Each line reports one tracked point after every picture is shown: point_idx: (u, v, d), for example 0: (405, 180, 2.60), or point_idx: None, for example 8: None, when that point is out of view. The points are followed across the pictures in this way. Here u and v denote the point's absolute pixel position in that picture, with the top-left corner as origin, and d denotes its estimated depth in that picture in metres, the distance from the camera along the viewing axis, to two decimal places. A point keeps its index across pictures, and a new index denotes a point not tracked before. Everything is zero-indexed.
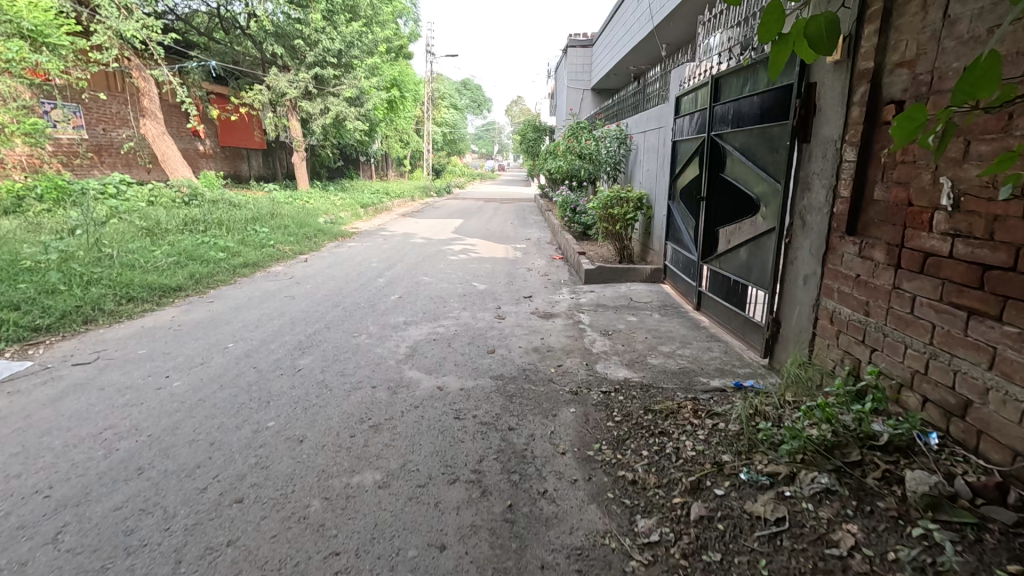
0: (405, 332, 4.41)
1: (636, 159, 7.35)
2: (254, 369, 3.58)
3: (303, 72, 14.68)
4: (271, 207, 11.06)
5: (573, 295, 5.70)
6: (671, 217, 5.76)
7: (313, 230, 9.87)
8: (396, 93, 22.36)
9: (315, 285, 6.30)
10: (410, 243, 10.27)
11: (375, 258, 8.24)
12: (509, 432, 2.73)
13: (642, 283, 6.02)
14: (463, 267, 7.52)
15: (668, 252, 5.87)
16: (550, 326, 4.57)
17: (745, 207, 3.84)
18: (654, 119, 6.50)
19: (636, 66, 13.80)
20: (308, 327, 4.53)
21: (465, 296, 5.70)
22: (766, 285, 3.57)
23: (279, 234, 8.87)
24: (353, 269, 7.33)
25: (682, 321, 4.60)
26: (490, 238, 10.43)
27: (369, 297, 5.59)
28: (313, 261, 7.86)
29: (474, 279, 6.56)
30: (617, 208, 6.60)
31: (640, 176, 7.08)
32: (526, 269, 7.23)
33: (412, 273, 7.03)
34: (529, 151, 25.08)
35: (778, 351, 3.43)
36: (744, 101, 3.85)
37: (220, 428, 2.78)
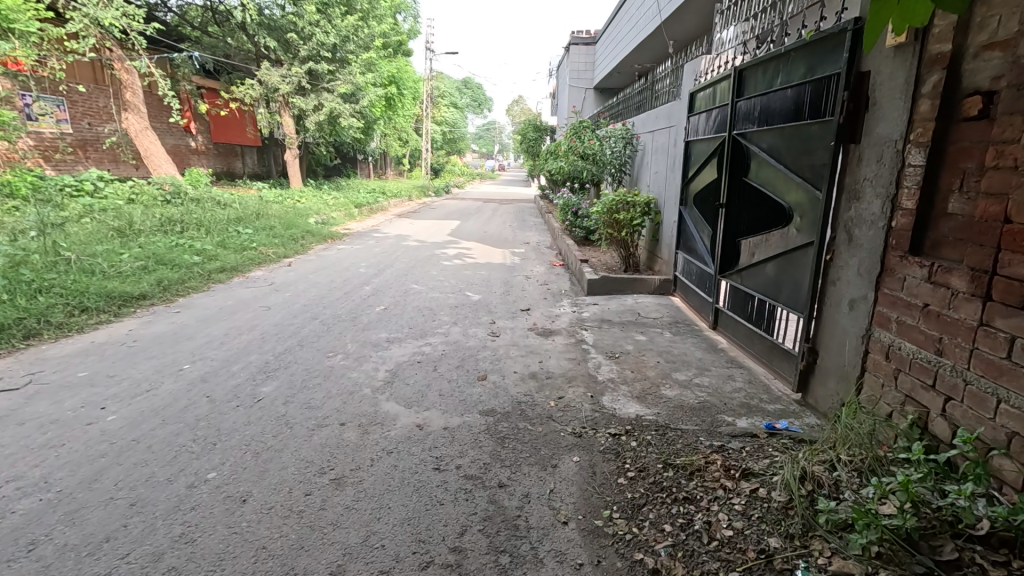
0: (387, 352, 3.93)
1: (643, 161, 6.86)
2: (207, 399, 3.10)
3: (296, 66, 14.18)
4: (258, 207, 10.57)
5: (574, 309, 5.21)
6: (682, 224, 5.28)
7: (301, 231, 9.38)
8: (394, 90, 21.86)
9: (295, 293, 5.81)
10: (403, 246, 9.78)
11: (364, 263, 7.75)
12: (498, 491, 2.25)
13: (649, 296, 5.53)
14: (456, 273, 7.04)
15: (678, 262, 5.40)
16: (549, 346, 4.08)
17: (774, 216, 3.37)
18: (664, 117, 6.02)
19: (641, 64, 13.32)
20: (278, 344, 4.05)
21: (457, 308, 5.21)
22: (799, 308, 3.10)
23: (263, 235, 8.37)
24: (338, 275, 6.84)
25: (697, 342, 4.11)
26: (487, 242, 9.95)
27: (351, 308, 5.11)
28: (297, 265, 7.36)
29: (467, 288, 6.08)
30: (623, 212, 6.12)
31: (647, 178, 6.60)
32: (523, 278, 6.73)
33: (403, 280, 6.54)
34: (530, 151, 24.61)
35: (814, 386, 2.95)
36: (773, 95, 3.37)
37: (147, 481, 2.29)
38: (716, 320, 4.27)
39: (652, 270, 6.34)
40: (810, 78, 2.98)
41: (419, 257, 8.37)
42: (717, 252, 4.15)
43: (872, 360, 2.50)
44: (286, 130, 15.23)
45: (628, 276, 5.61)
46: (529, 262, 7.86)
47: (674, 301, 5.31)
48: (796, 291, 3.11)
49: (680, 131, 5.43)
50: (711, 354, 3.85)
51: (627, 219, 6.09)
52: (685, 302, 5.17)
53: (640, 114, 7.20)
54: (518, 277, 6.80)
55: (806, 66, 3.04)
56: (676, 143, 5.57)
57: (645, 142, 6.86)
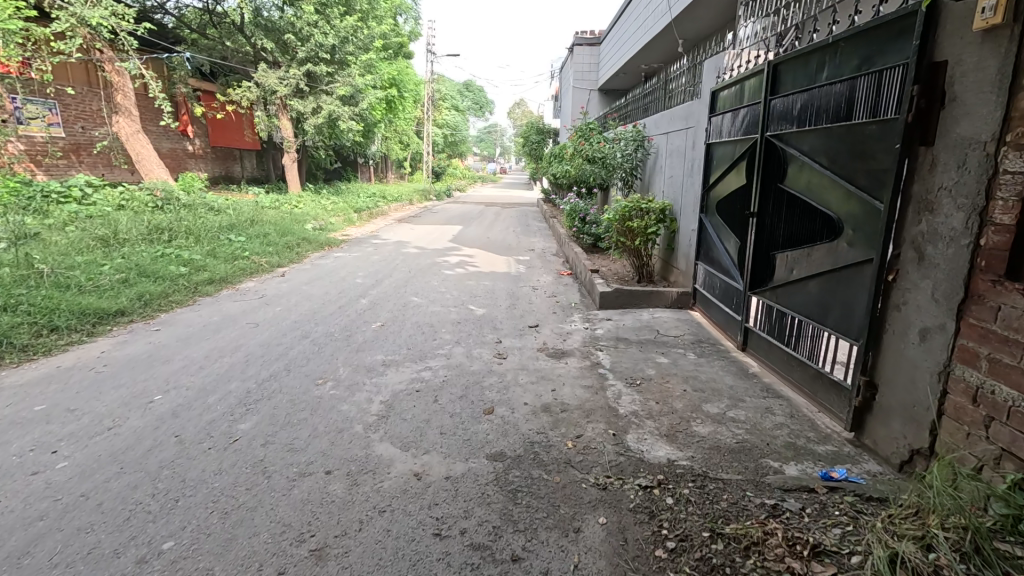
0: (383, 378, 3.55)
1: (656, 165, 6.47)
2: (176, 438, 2.72)
3: (294, 68, 13.83)
4: (254, 213, 10.20)
5: (586, 325, 4.82)
6: (703, 233, 4.90)
7: (296, 238, 9.01)
8: (395, 92, 21.51)
9: (287, 307, 5.43)
10: (403, 253, 9.41)
11: (361, 273, 7.37)
12: (511, 568, 1.86)
13: (666, 310, 5.14)
14: (458, 284, 6.65)
15: (698, 273, 5.01)
16: (562, 371, 3.69)
17: (819, 228, 2.98)
18: (681, 118, 5.62)
19: (648, 64, 12.93)
20: (263, 368, 3.67)
21: (459, 325, 4.83)
22: (851, 334, 2.71)
23: (257, 243, 8.00)
24: (334, 286, 6.46)
25: (725, 366, 3.71)
26: (490, 248, 9.57)
27: (346, 325, 4.73)
28: (290, 275, 6.99)
29: (471, 301, 5.69)
30: (636, 220, 5.73)
31: (662, 183, 6.21)
32: (530, 289, 6.35)
33: (401, 292, 6.16)
34: (532, 154, 24.26)
35: (872, 425, 2.56)
36: (817, 92, 2.99)
37: (89, 554, 1.90)
38: (745, 340, 3.88)
39: (667, 280, 5.95)
40: (866, 71, 2.59)
41: (420, 266, 7.98)
42: (747, 266, 3.76)
43: (953, 403, 2.11)
44: (284, 133, 14.87)
45: (644, 289, 5.23)
46: (535, 271, 7.47)
47: (694, 316, 4.92)
48: (849, 315, 2.72)
49: (699, 133, 5.04)
50: (743, 382, 3.45)
51: (640, 226, 5.69)
52: (705, 318, 4.79)
53: (653, 115, 6.81)
54: (524, 288, 6.41)
55: (861, 57, 2.65)
56: (695, 146, 5.18)
57: (659, 144, 6.46)
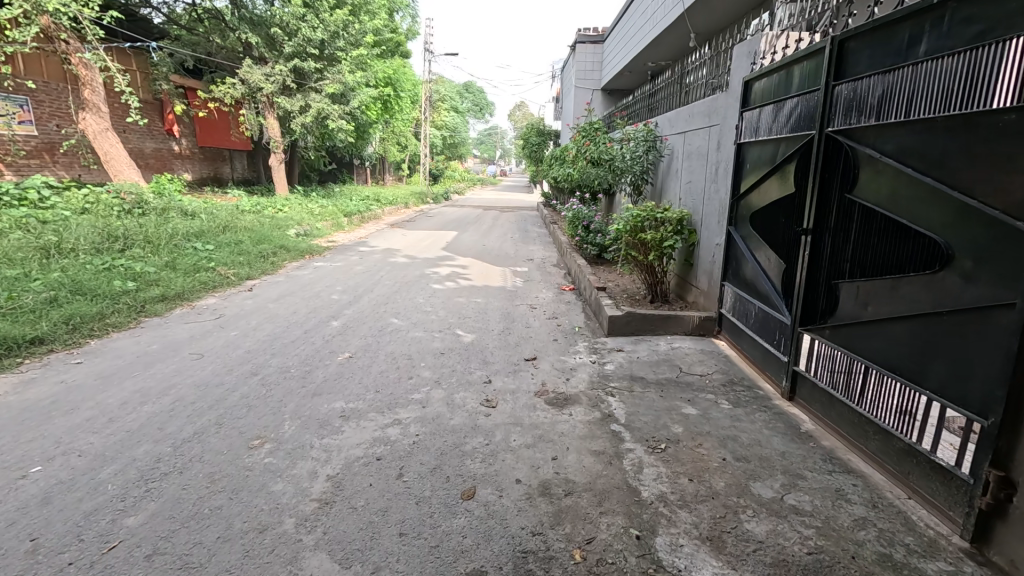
0: (337, 439, 2.79)
1: (673, 169, 5.71)
2: (30, 545, 1.96)
3: (280, 64, 13.09)
4: (230, 218, 9.43)
5: (593, 359, 4.05)
6: (732, 249, 4.15)
7: (273, 246, 8.26)
8: (391, 91, 20.76)
9: (244, 331, 4.68)
10: (390, 262, 8.67)
11: (339, 287, 6.61)
12: None
13: (688, 340, 4.38)
14: (446, 301, 5.89)
15: (725, 296, 4.27)
16: (564, 426, 2.94)
17: (912, 256, 2.24)
18: (703, 115, 4.87)
19: (656, 61, 12.16)
20: (187, 423, 2.91)
21: (442, 356, 4.08)
22: (971, 405, 1.96)
23: (226, 253, 7.24)
24: (305, 303, 5.69)
25: (771, 423, 2.94)
26: (485, 258, 8.83)
27: (306, 358, 3.96)
28: (259, 290, 6.23)
29: (458, 324, 4.93)
30: (649, 231, 4.98)
31: (678, 189, 5.47)
32: (527, 308, 5.59)
33: (380, 311, 5.41)
34: (532, 156, 23.54)
35: (1009, 539, 1.81)
36: (909, 73, 2.25)
37: None
38: (793, 387, 3.14)
39: (684, 301, 5.20)
40: (1012, 38, 1.82)
41: (407, 278, 7.22)
42: (796, 295, 3.02)
43: None
44: (271, 133, 14.03)
45: (660, 313, 4.48)
46: (534, 286, 6.71)
47: (720, 347, 4.18)
48: (967, 376, 1.98)
49: (727, 130, 4.28)
50: (798, 448, 2.68)
51: (653, 238, 4.92)
52: (734, 351, 4.05)
53: (668, 113, 6.04)
54: (520, 307, 5.64)
55: (994, 23, 1.90)
56: (721, 147, 4.43)
57: (674, 146, 5.70)
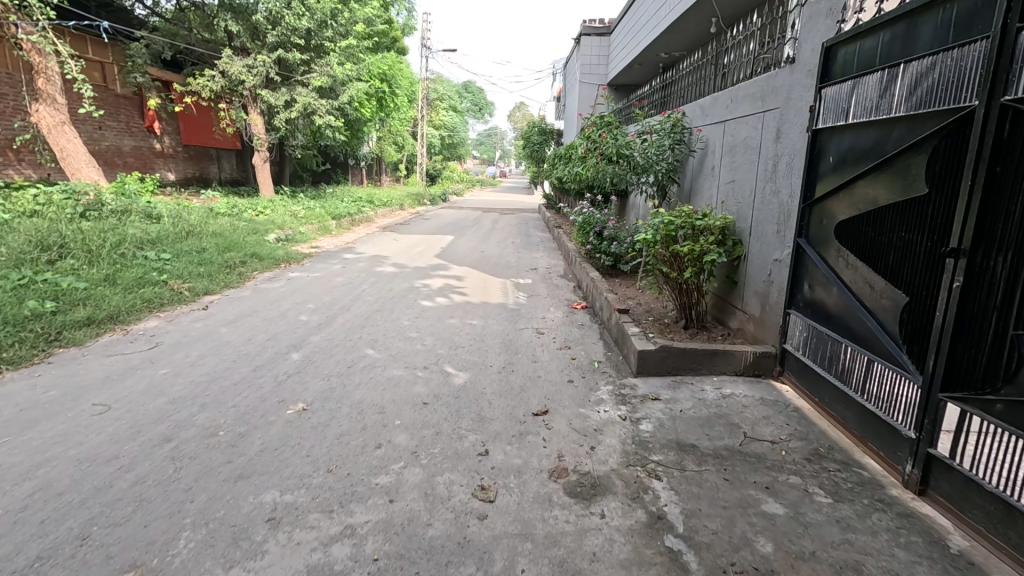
0: (250, 569, 1.83)
1: (710, 164, 4.75)
2: None
3: (263, 55, 12.14)
4: (200, 221, 8.47)
5: (621, 412, 3.09)
6: (802, 268, 3.19)
7: (244, 254, 7.30)
8: (386, 88, 19.84)
9: (179, 367, 3.72)
10: (376, 271, 7.73)
11: (311, 303, 5.64)
12: None
13: (743, 385, 3.41)
14: (435, 324, 4.92)
15: (791, 329, 3.32)
16: (594, 542, 1.98)
17: None
18: (754, 98, 3.92)
19: (669, 53, 11.14)
20: (34, 537, 1.95)
21: (424, 408, 3.12)
22: None
23: (184, 263, 6.28)
24: (264, 327, 4.72)
25: (902, 537, 1.98)
26: (482, 267, 7.88)
27: (243, 413, 3.00)
28: (215, 309, 5.28)
29: (447, 358, 3.96)
30: (684, 243, 4.02)
31: (718, 190, 4.51)
32: (531, 334, 4.62)
33: (354, 337, 4.46)
34: (532, 156, 22.60)
35: None
36: None
37: None
38: (922, 476, 2.19)
39: (726, 327, 4.25)
40: None
41: (392, 292, 6.26)
42: (933, 342, 2.09)
43: None
44: (255, 129, 13.05)
45: (704, 348, 3.53)
46: (538, 304, 5.75)
47: (786, 395, 3.23)
48: None
49: (794, 114, 3.34)
50: None
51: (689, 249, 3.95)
52: (807, 402, 3.10)
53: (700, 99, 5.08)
54: (523, 332, 4.67)
55: None
56: (783, 135, 3.48)
57: (710, 137, 4.75)
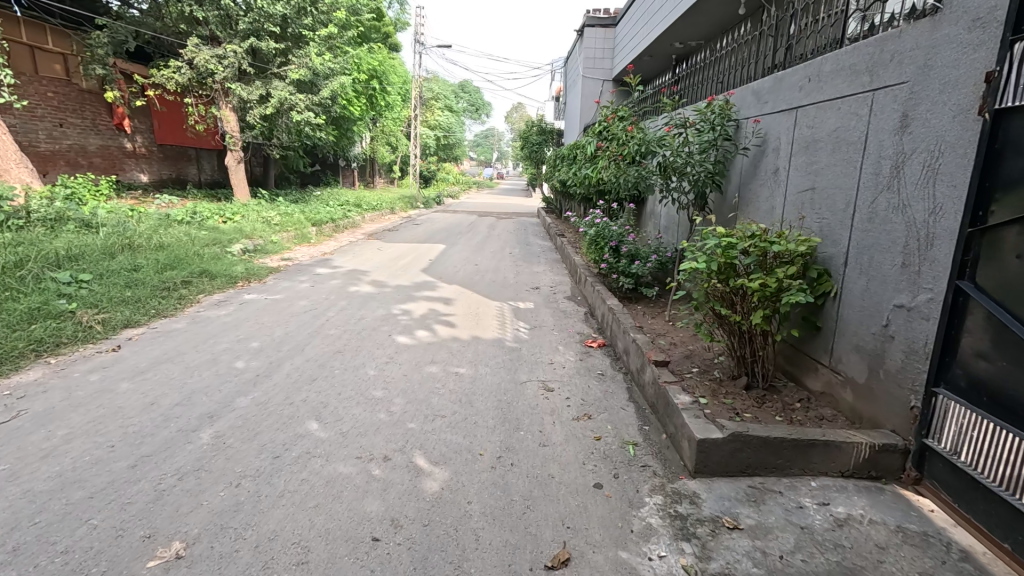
0: None
1: (773, 166, 3.60)
2: None
3: (234, 44, 10.96)
4: (148, 231, 7.32)
5: (686, 562, 1.93)
6: (964, 330, 2.07)
7: (190, 272, 6.13)
8: (375, 85, 18.70)
9: (24, 459, 2.55)
10: (350, 291, 6.57)
11: (256, 340, 4.47)
12: None
13: (860, 499, 2.27)
14: (408, 375, 3.75)
15: (937, 417, 2.19)
16: None
17: None
18: (854, 72, 2.77)
19: (685, 42, 9.93)
20: None
21: (372, 553, 1.96)
22: None
23: (107, 285, 5.11)
24: (179, 381, 3.55)
25: None
26: (476, 286, 6.73)
27: (71, 572, 1.83)
28: (129, 351, 4.12)
29: (417, 442, 2.79)
30: (753, 277, 2.86)
31: (789, 201, 3.37)
32: (536, 392, 3.46)
33: (298, 399, 3.29)
34: (531, 157, 21.43)
35: None
36: None
37: None
38: None
39: (805, 389, 3.11)
40: None
41: (362, 322, 5.09)
42: None
43: None
44: (227, 127, 11.86)
45: (796, 438, 2.40)
46: (543, 340, 4.59)
47: (938, 523, 2.10)
48: None
49: (943, 88, 2.19)
50: None
51: (760, 286, 2.82)
52: (983, 542, 1.98)
53: (754, 82, 3.93)
54: (526, 389, 3.50)
55: None
56: (915, 123, 2.33)
57: (773, 130, 3.59)
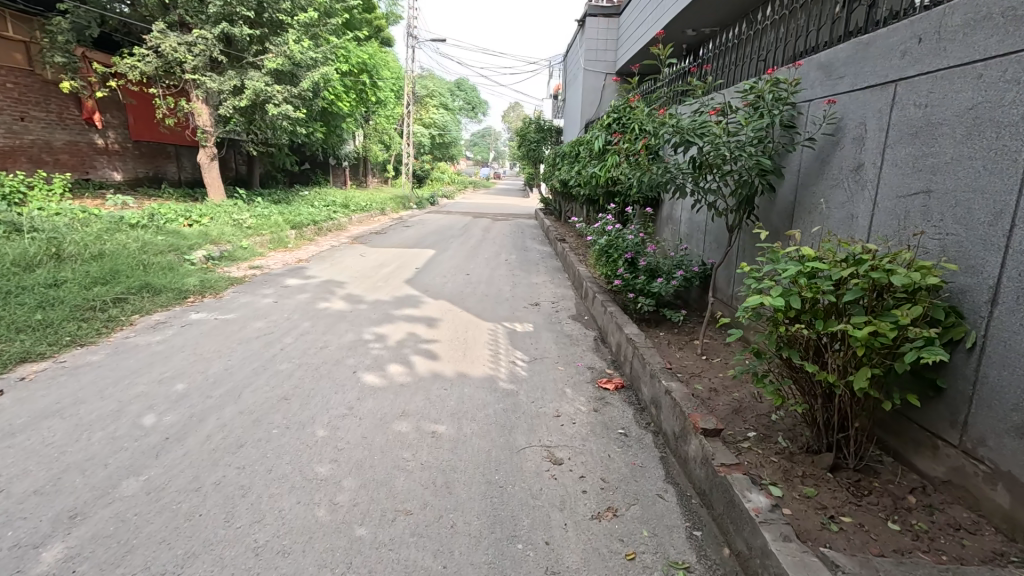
0: None
1: (853, 163, 2.72)
2: None
3: (203, 29, 10.00)
4: (89, 237, 6.38)
5: None
6: None
7: (128, 287, 5.21)
8: (365, 79, 17.72)
9: None
10: (320, 308, 5.65)
11: (184, 379, 3.55)
12: None
13: None
14: (369, 436, 2.83)
15: None
16: None
17: None
18: (1011, 21, 1.89)
19: (699, 29, 9.03)
20: None
21: None
22: None
23: (11, 307, 4.19)
24: (54, 448, 2.63)
25: None
26: (465, 302, 5.81)
27: None
28: (11, 398, 3.19)
29: (365, 568, 1.88)
30: (861, 323, 1.95)
31: (884, 210, 2.48)
32: (539, 466, 2.56)
33: (208, 483, 2.37)
34: (529, 155, 20.53)
35: None
36: None
37: None
38: None
39: (915, 472, 2.24)
40: None
41: (324, 352, 4.18)
42: None
43: None
44: (199, 121, 10.93)
45: None
46: (544, 379, 3.70)
47: None
48: None
49: None
50: None
51: (874, 338, 1.91)
52: None
53: (822, 53, 3.04)
54: (524, 461, 2.60)
55: None
56: None
57: (854, 116, 2.72)
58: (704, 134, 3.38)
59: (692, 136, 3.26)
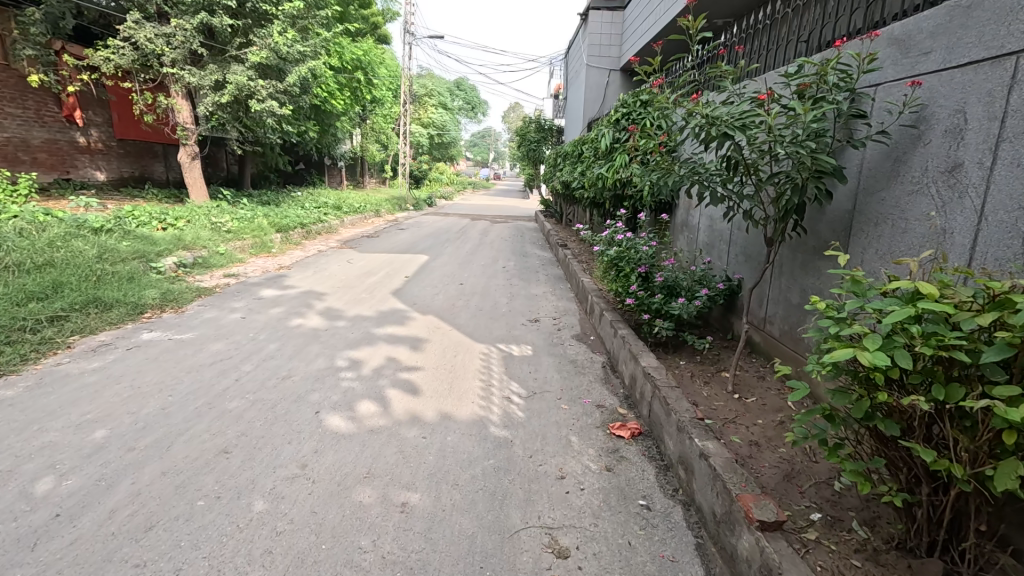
0: None
1: (947, 163, 2.10)
2: None
3: (182, 20, 9.38)
4: (40, 243, 5.75)
5: None
6: None
7: (72, 303, 4.58)
8: (359, 77, 17.10)
9: None
10: (292, 325, 5.01)
11: (107, 424, 2.92)
12: None
13: None
14: (319, 512, 2.21)
15: None
16: None
17: None
18: None
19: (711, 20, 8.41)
20: None
21: None
22: None
23: None
24: None
25: None
26: (456, 319, 5.18)
27: None
28: None
29: None
30: (1006, 393, 1.33)
31: (1001, 227, 1.87)
32: (537, 563, 1.93)
33: None
34: (529, 156, 19.92)
35: None
36: None
37: None
38: None
39: None
40: None
41: (285, 383, 3.55)
42: None
43: None
44: (179, 117, 10.32)
45: None
46: (544, 423, 3.06)
47: None
48: None
49: None
50: None
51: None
52: None
53: (897, 25, 2.42)
54: (519, 555, 1.97)
55: None
56: None
57: (945, 101, 2.11)
58: (747, 126, 2.67)
59: (726, 128, 2.61)
